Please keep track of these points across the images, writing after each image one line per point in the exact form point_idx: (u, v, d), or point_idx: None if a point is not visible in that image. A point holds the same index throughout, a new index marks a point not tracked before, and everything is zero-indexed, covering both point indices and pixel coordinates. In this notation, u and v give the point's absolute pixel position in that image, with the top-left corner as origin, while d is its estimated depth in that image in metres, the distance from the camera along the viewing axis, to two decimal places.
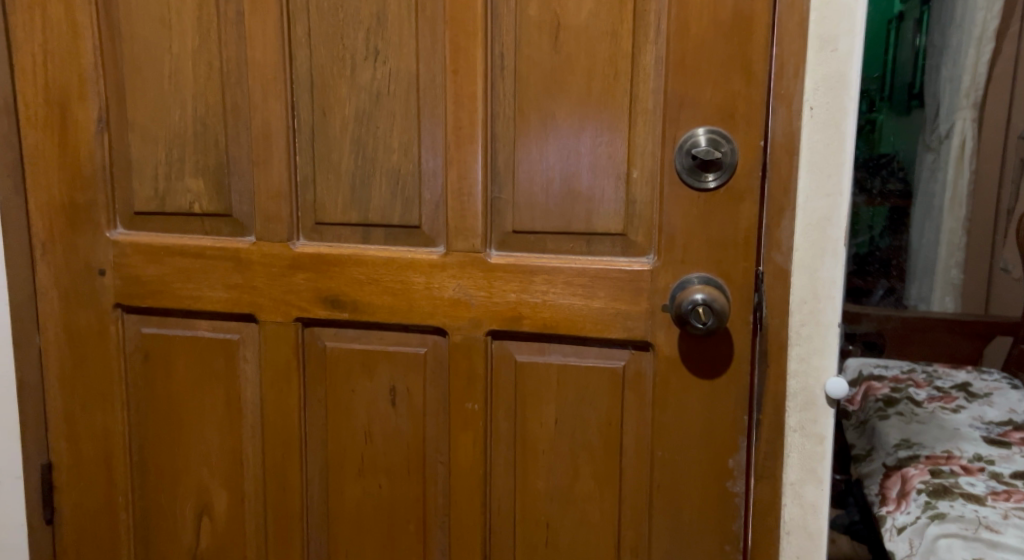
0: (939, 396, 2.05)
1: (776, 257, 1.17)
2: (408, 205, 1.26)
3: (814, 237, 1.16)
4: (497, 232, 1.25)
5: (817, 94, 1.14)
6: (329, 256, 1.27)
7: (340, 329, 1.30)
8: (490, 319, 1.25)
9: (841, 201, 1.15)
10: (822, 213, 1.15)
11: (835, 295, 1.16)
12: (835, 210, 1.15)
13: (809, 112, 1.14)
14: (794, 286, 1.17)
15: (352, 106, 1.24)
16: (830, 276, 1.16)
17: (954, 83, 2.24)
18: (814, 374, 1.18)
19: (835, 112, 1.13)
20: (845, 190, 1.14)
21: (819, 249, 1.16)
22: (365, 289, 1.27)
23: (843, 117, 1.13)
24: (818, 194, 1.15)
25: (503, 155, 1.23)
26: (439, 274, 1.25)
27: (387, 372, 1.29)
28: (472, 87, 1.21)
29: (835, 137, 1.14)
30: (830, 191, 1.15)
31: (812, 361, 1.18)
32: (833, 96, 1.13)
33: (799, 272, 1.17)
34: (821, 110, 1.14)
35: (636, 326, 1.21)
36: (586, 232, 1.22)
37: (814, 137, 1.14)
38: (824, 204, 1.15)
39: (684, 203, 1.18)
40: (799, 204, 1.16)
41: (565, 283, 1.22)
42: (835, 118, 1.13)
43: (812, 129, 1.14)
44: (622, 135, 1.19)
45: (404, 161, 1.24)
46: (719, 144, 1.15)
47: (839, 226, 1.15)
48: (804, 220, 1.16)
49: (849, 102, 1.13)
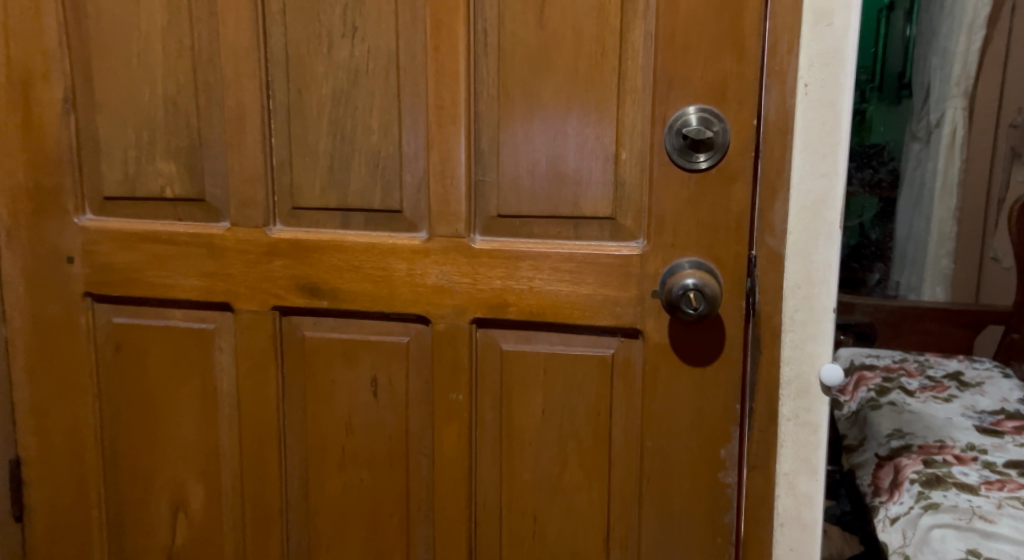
0: (930, 384, 2.02)
1: (769, 240, 1.13)
2: (388, 189, 1.21)
3: (809, 219, 1.11)
4: (482, 217, 1.20)
5: (812, 70, 1.09)
6: (306, 242, 1.23)
7: (319, 318, 1.26)
8: (475, 306, 1.21)
9: (836, 181, 1.10)
10: (817, 195, 1.11)
11: (831, 279, 1.12)
12: (830, 190, 1.10)
13: (803, 89, 1.10)
14: (787, 270, 1.13)
15: (330, 86, 1.20)
16: (824, 259, 1.12)
17: (944, 72, 2.26)
18: (808, 362, 1.14)
19: (830, 89, 1.09)
20: (841, 170, 1.10)
21: (814, 232, 1.12)
22: (344, 277, 1.23)
23: (839, 94, 1.09)
24: (813, 174, 1.11)
25: (487, 137, 1.18)
26: (422, 260, 1.21)
27: (369, 362, 1.25)
28: (455, 66, 1.16)
29: (830, 116, 1.09)
30: (825, 171, 1.10)
31: (806, 347, 1.13)
32: (828, 72, 1.09)
33: (793, 256, 1.13)
34: (816, 86, 1.09)
35: (624, 313, 1.18)
36: (574, 216, 1.18)
37: (808, 115, 1.10)
38: (819, 184, 1.10)
39: (675, 184, 1.14)
40: (793, 184, 1.11)
41: (552, 269, 1.19)
42: (830, 95, 1.09)
43: (806, 108, 1.10)
44: (610, 115, 1.15)
45: (384, 142, 1.20)
46: (710, 123, 1.11)
47: (835, 207, 1.10)
48: (798, 202, 1.11)
49: (845, 79, 1.08)
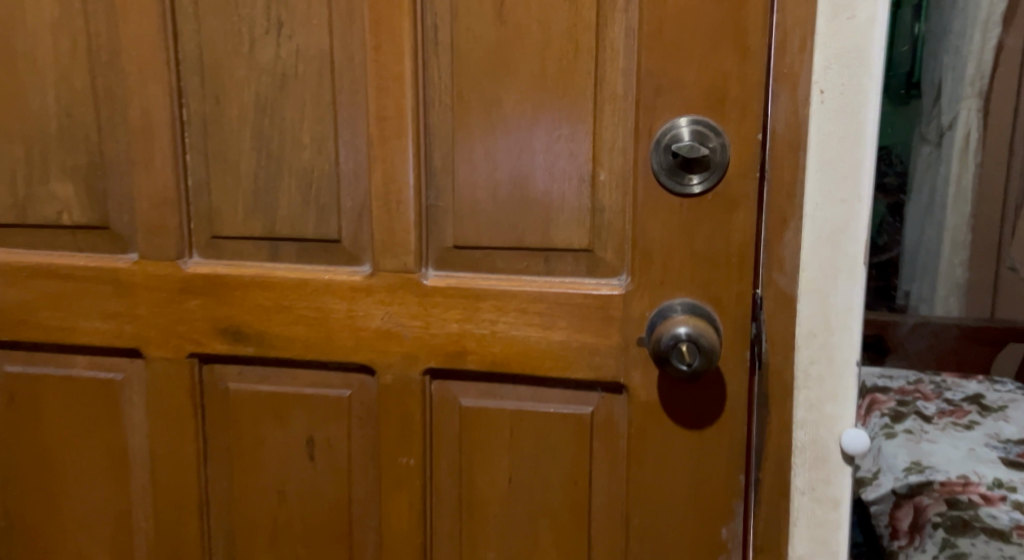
0: (949, 409, 1.76)
1: (778, 278, 0.93)
2: (323, 215, 1.02)
3: (827, 255, 0.92)
4: (435, 248, 1.01)
5: (830, 74, 0.90)
6: (227, 277, 1.04)
7: (245, 367, 1.06)
8: (428, 355, 1.02)
9: (860, 208, 0.91)
10: (836, 225, 0.92)
11: (854, 326, 0.93)
12: (851, 219, 0.91)
13: (820, 96, 0.90)
14: (801, 314, 0.94)
15: (252, 92, 1.00)
16: (846, 302, 0.93)
17: (956, 72, 1.94)
18: (827, 425, 0.95)
19: (851, 96, 0.90)
20: (865, 195, 0.91)
21: (833, 269, 0.92)
22: (273, 319, 1.04)
23: (863, 102, 0.90)
24: (831, 200, 0.91)
25: (439, 153, 0.99)
26: (364, 299, 1.02)
27: (304, 419, 1.06)
28: (400, 68, 0.97)
29: (852, 128, 0.90)
30: (846, 196, 0.91)
31: (824, 408, 0.95)
32: (850, 76, 0.90)
33: (807, 298, 0.93)
34: (834, 93, 0.90)
35: (604, 364, 0.98)
36: (543, 247, 0.98)
37: (825, 128, 0.91)
38: (839, 211, 0.91)
39: (663, 210, 0.94)
40: (807, 212, 0.92)
41: (518, 311, 0.99)
42: (852, 104, 0.90)
43: (823, 119, 0.91)
44: (585, 127, 0.95)
45: (317, 159, 1.01)
46: (706, 138, 0.92)
47: (857, 239, 0.92)
48: (813, 233, 0.92)
49: (869, 84, 0.90)
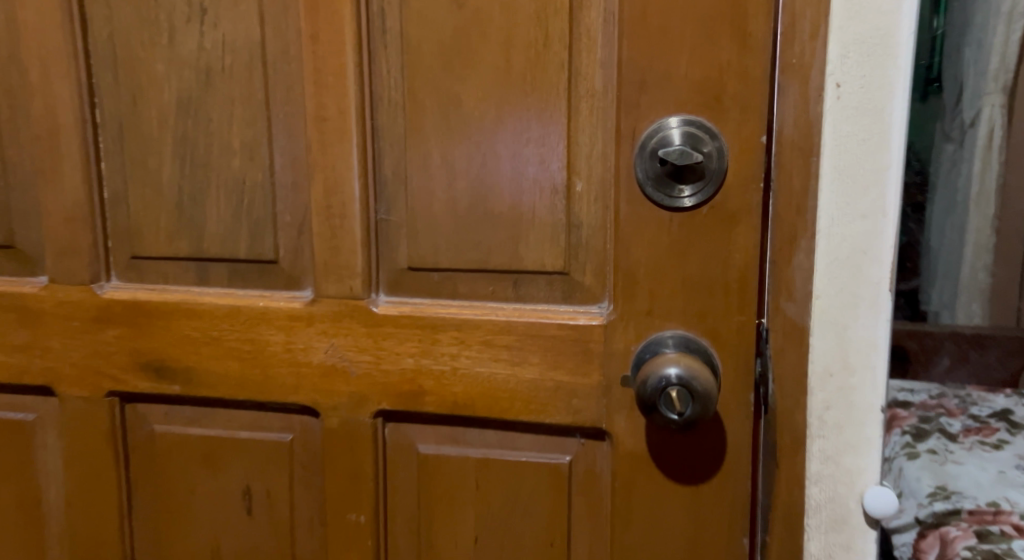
0: (976, 427, 1.39)
1: (788, 307, 0.78)
2: (258, 232, 0.88)
3: (845, 280, 0.77)
4: (387, 270, 0.87)
5: (848, 63, 0.75)
6: (149, 304, 0.90)
7: (173, 408, 0.93)
8: (378, 394, 0.87)
9: (884, 224, 0.76)
10: (855, 245, 0.77)
11: (878, 365, 0.78)
12: (874, 237, 0.76)
13: (835, 91, 0.75)
14: (815, 351, 0.79)
15: (172, 90, 0.87)
16: (868, 336, 0.78)
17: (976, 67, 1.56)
18: (846, 481, 0.80)
19: (874, 90, 0.75)
20: (892, 209, 0.76)
21: (852, 297, 0.77)
22: (202, 353, 0.90)
23: (888, 97, 0.75)
24: (849, 216, 0.76)
25: (391, 159, 0.85)
26: (305, 330, 0.88)
27: (240, 466, 0.92)
28: (341, 60, 0.83)
29: (875, 128, 0.75)
30: (867, 211, 0.76)
31: (842, 462, 0.80)
32: (872, 66, 0.75)
33: (821, 331, 0.78)
34: (853, 87, 0.75)
35: (583, 407, 0.84)
36: (511, 269, 0.84)
37: (843, 128, 0.76)
38: (860, 228, 0.76)
39: (650, 227, 0.80)
40: (820, 229, 0.77)
41: (483, 345, 0.85)
42: (875, 100, 0.75)
43: (840, 117, 0.76)
44: (555, 128, 0.81)
45: (249, 167, 0.87)
46: (699, 141, 0.77)
47: (882, 262, 0.77)
48: (828, 254, 0.77)
49: (896, 75, 0.75)
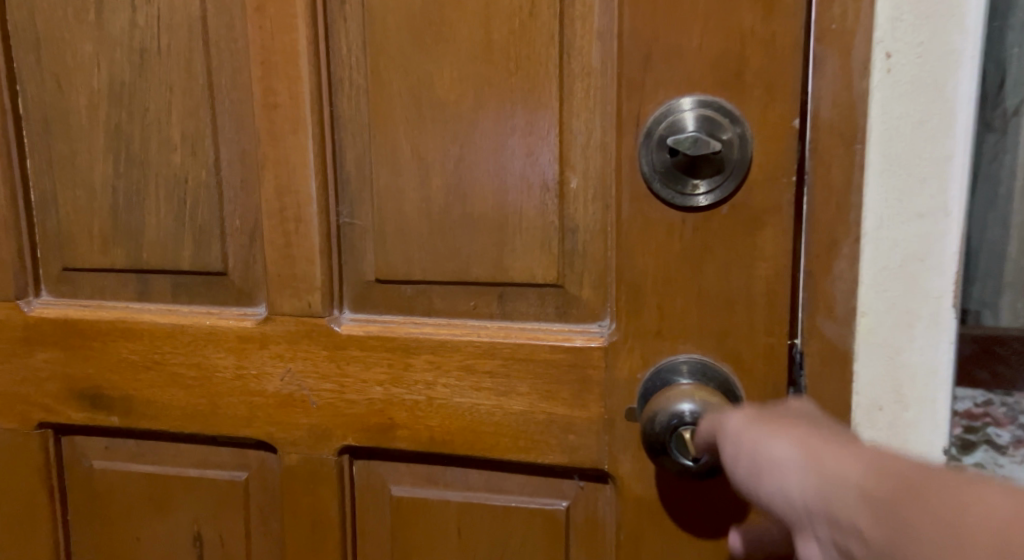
0: None
1: (826, 327, 0.65)
2: (202, 240, 0.76)
3: (896, 294, 0.64)
4: (353, 283, 0.74)
5: (901, 28, 0.61)
6: (81, 323, 0.78)
7: (114, 441, 0.81)
8: (343, 429, 0.75)
9: (945, 225, 0.63)
10: (910, 251, 0.63)
11: (938, 396, 0.65)
12: (934, 241, 0.63)
13: (884, 63, 0.62)
14: (860, 379, 0.66)
15: (101, 74, 0.75)
16: (924, 360, 0.65)
17: None
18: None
19: (933, 62, 0.61)
20: (955, 206, 0.63)
21: (906, 315, 0.64)
22: (143, 380, 0.78)
23: (950, 70, 0.61)
24: (902, 215, 0.63)
25: (354, 153, 0.72)
26: (257, 353, 0.75)
27: (189, 509, 0.81)
28: (292, 36, 0.70)
29: (934, 108, 0.62)
30: (924, 209, 0.63)
31: None
32: (930, 32, 0.61)
33: (866, 355, 0.65)
34: (907, 57, 0.62)
35: (581, 446, 0.70)
36: (495, 281, 0.71)
37: (895, 108, 0.62)
38: (915, 231, 0.63)
39: (658, 231, 0.66)
40: (866, 231, 0.64)
41: (463, 371, 0.72)
42: (933, 72, 0.62)
43: (892, 95, 0.62)
44: (543, 114, 0.68)
45: (189, 164, 0.74)
46: (717, 127, 0.63)
47: (943, 271, 0.63)
48: (876, 262, 0.64)
49: (961, 42, 0.61)
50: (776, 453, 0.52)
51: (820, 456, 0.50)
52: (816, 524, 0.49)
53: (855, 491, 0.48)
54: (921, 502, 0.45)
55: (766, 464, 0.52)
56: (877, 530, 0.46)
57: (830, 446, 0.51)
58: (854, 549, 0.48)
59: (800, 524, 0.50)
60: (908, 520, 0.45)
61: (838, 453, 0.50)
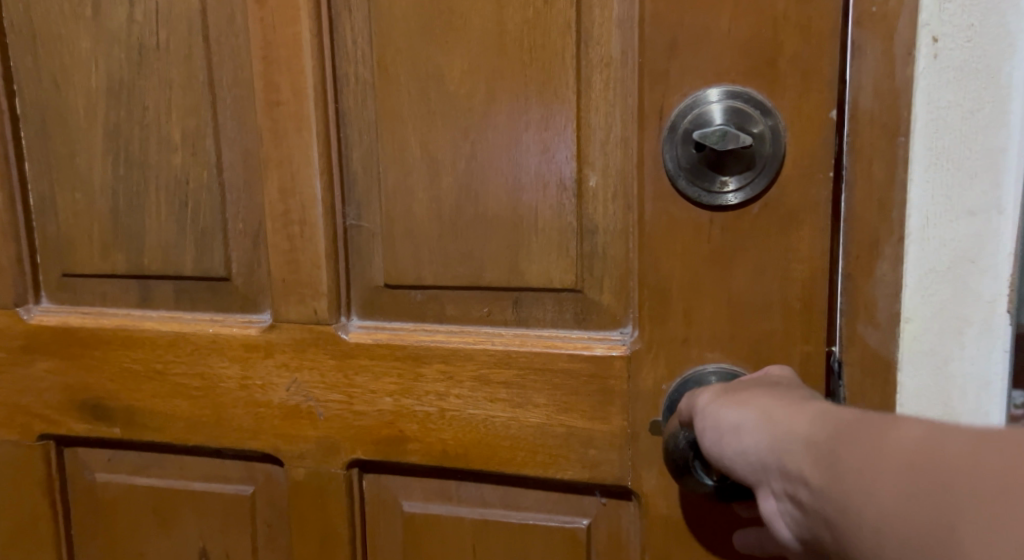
0: None
1: (868, 334, 0.60)
2: (204, 243, 0.72)
3: (945, 297, 0.59)
4: (362, 289, 0.70)
5: (949, 10, 0.56)
6: (82, 331, 0.75)
7: (117, 453, 0.78)
8: (352, 441, 0.71)
9: (1000, 224, 0.58)
10: (960, 252, 0.59)
11: (991, 407, 0.60)
12: (987, 242, 0.58)
13: (931, 48, 0.57)
14: (905, 388, 0.61)
15: (99, 71, 0.71)
16: (976, 370, 0.60)
17: None
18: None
19: (987, 46, 0.56)
20: (1010, 203, 0.58)
21: (956, 320, 0.60)
22: (145, 390, 0.75)
23: (1006, 55, 0.56)
24: (952, 213, 0.58)
25: (361, 151, 0.68)
26: (262, 363, 0.71)
27: (195, 524, 0.78)
28: (294, 28, 0.66)
29: (988, 97, 0.57)
30: (975, 207, 0.58)
31: None
32: (984, 13, 0.56)
33: (913, 363, 0.60)
34: (956, 41, 0.57)
35: (603, 461, 0.66)
36: (510, 285, 0.67)
37: (944, 97, 0.57)
38: (966, 230, 0.58)
39: (684, 232, 0.62)
40: (911, 230, 0.59)
41: (476, 381, 0.68)
42: (985, 57, 0.56)
43: (941, 82, 0.57)
44: (560, 107, 0.63)
45: (191, 164, 0.71)
46: (747, 119, 0.58)
47: (996, 273, 0.59)
48: (923, 264, 0.59)
49: (1018, 26, 0.56)
50: (734, 415, 0.52)
51: (774, 414, 0.50)
52: (772, 479, 0.49)
53: (800, 441, 0.47)
54: (850, 441, 0.44)
55: (724, 428, 0.52)
56: (817, 472, 0.45)
57: (784, 406, 0.51)
58: (801, 498, 0.46)
59: (758, 481, 0.50)
60: (842, 460, 0.44)
61: (789, 412, 0.50)
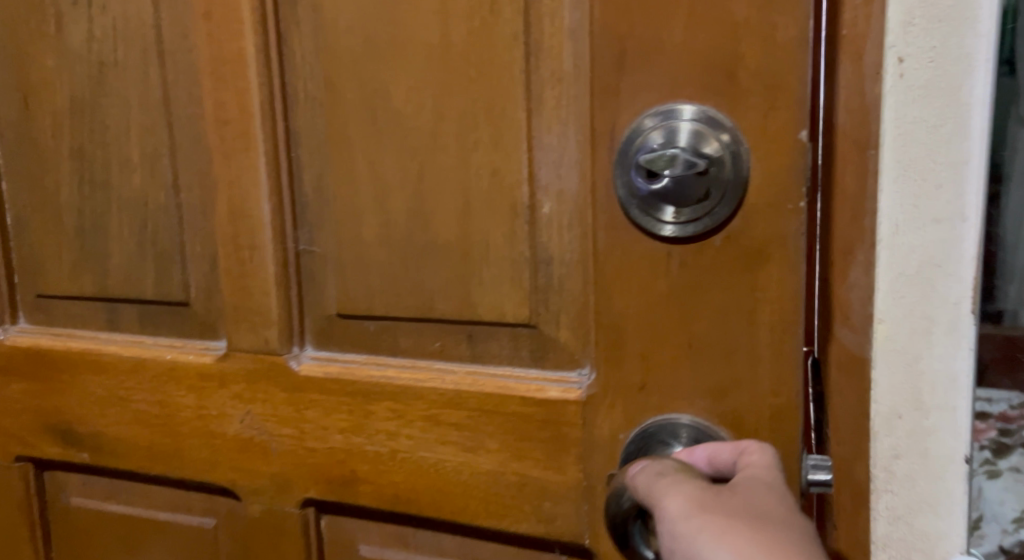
0: None
1: (843, 336, 0.60)
2: (164, 267, 0.70)
3: (913, 301, 0.59)
4: (315, 318, 0.66)
5: (913, 32, 0.56)
6: (51, 354, 0.74)
7: (90, 477, 0.77)
8: (305, 479, 0.67)
9: (964, 231, 0.58)
10: (925, 257, 0.59)
11: (959, 402, 0.60)
12: (951, 249, 0.59)
13: (896, 69, 0.57)
14: (877, 390, 0.61)
15: (64, 90, 0.70)
16: (944, 369, 0.60)
17: None
18: (921, 544, 0.63)
19: (947, 66, 0.57)
20: (972, 210, 0.58)
21: (923, 322, 0.60)
22: (108, 417, 0.73)
23: (965, 73, 0.57)
24: (919, 221, 0.58)
25: (309, 172, 0.64)
26: (216, 393, 0.68)
27: (163, 553, 0.75)
28: (240, 44, 0.63)
29: (949, 112, 0.57)
30: (938, 215, 0.58)
31: (916, 523, 0.63)
32: (946, 34, 0.56)
33: (884, 367, 0.60)
34: (921, 62, 0.57)
35: (559, 517, 0.60)
36: (463, 318, 0.61)
37: (909, 114, 0.57)
38: (932, 238, 0.58)
39: (640, 266, 0.55)
40: (881, 239, 0.59)
41: (426, 422, 0.62)
42: (947, 77, 0.57)
43: (906, 102, 0.57)
44: (510, 126, 0.58)
45: (150, 186, 0.69)
46: (704, 142, 0.51)
47: (960, 276, 0.59)
48: (892, 271, 0.59)
49: (978, 44, 0.56)
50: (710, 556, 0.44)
51: None
52: None
53: None
54: None
55: None
56: None
57: None
58: None
59: None
60: None
61: None
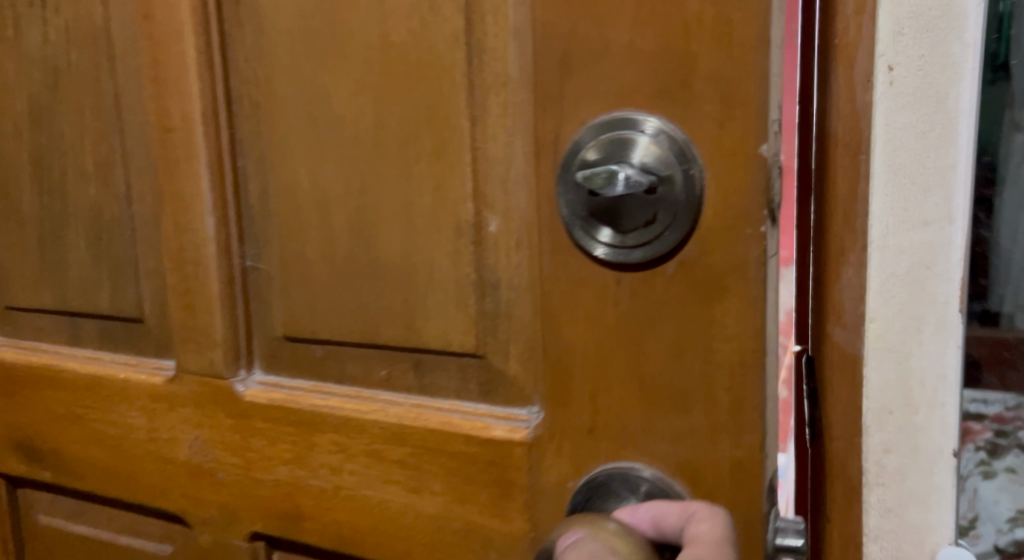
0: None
1: (836, 334, 0.58)
2: (119, 281, 0.66)
3: (903, 300, 0.59)
4: (263, 340, 0.62)
5: (902, 41, 0.57)
6: (14, 368, 0.72)
7: (56, 495, 0.74)
8: (252, 511, 0.63)
9: (953, 232, 0.59)
10: (914, 257, 0.59)
11: (948, 400, 0.61)
12: (940, 250, 0.59)
13: (887, 75, 0.57)
14: (869, 389, 0.61)
15: (23, 95, 0.67)
16: (934, 366, 0.60)
17: None
18: (911, 538, 0.64)
19: (935, 72, 0.57)
20: (961, 212, 0.59)
21: (913, 321, 0.60)
22: (67, 435, 0.70)
23: (954, 79, 0.57)
24: (909, 224, 0.59)
25: (254, 184, 0.59)
26: (167, 415, 0.65)
27: None
28: (186, 47, 0.59)
29: (939, 117, 0.58)
30: (928, 216, 0.59)
31: (908, 516, 0.63)
32: (932, 42, 0.57)
33: (877, 365, 0.60)
34: (909, 69, 0.57)
35: None
36: (408, 345, 0.56)
37: (898, 119, 0.57)
38: (922, 239, 0.59)
39: (587, 295, 0.48)
40: (873, 239, 0.59)
41: (370, 457, 0.57)
42: (936, 83, 0.57)
43: (896, 106, 0.57)
44: (452, 136, 0.52)
45: (104, 196, 0.65)
46: (651, 156, 0.45)
47: (949, 277, 0.59)
48: (884, 270, 0.59)
49: (965, 51, 0.57)
50: None
51: None
52: None
53: None
54: None
55: None
56: None
57: None
58: None
59: None
60: None
61: None
